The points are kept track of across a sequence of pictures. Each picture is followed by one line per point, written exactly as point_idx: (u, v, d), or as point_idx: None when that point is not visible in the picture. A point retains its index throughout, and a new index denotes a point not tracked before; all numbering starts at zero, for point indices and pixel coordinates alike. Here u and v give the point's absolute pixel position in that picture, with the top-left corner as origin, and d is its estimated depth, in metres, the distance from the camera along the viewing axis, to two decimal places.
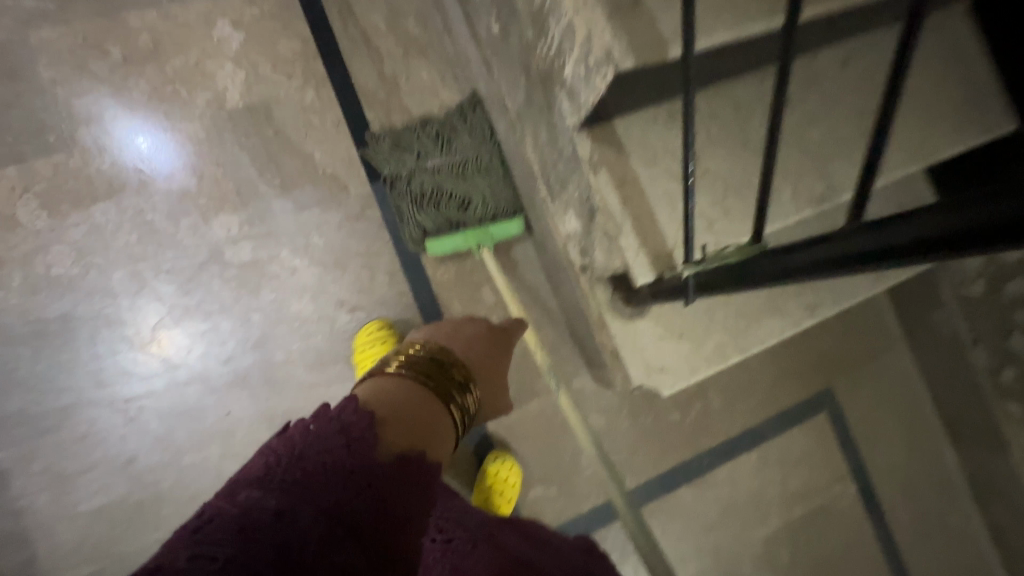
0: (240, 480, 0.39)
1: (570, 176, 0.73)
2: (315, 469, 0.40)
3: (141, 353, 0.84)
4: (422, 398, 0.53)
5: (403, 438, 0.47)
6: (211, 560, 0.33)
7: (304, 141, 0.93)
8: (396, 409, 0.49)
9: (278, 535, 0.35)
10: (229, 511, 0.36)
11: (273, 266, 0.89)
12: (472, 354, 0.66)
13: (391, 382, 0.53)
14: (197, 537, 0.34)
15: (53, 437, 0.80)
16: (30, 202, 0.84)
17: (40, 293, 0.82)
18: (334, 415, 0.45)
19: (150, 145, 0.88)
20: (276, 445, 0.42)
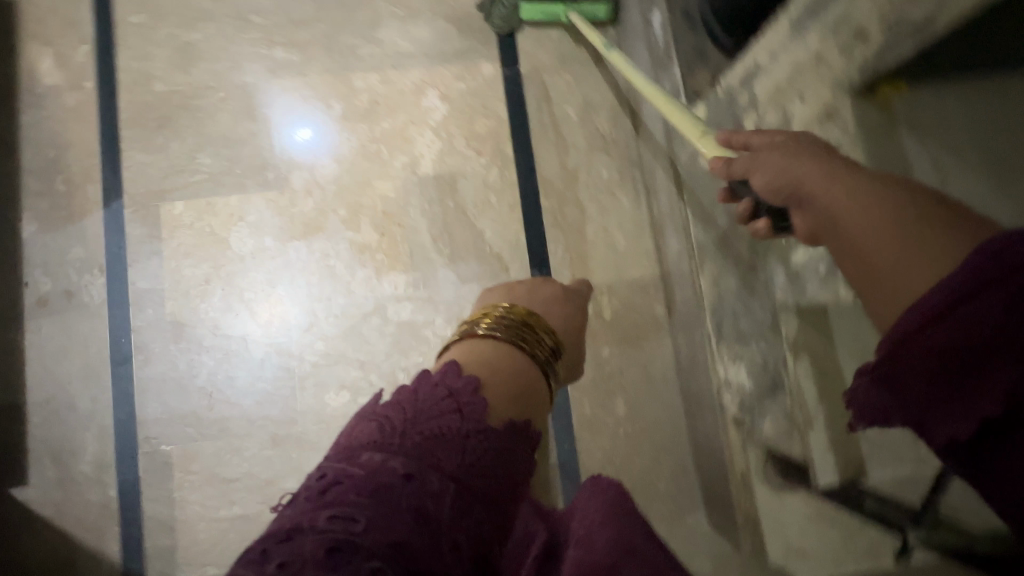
0: (359, 442, 0.41)
1: (757, 337, 0.69)
2: (434, 437, 0.41)
3: (298, 384, 0.91)
4: (527, 372, 0.52)
5: (508, 402, 0.47)
6: (353, 524, 0.34)
7: (479, 216, 0.96)
8: (502, 377, 0.49)
9: (410, 493, 0.37)
10: (357, 472, 0.38)
11: (426, 331, 0.93)
12: (554, 317, 0.65)
13: (485, 347, 0.52)
14: (326, 499, 0.36)
15: (213, 443, 0.89)
16: (242, 229, 0.94)
17: (232, 311, 0.92)
18: (438, 387, 0.46)
19: (310, 133, 0.97)
20: (384, 414, 0.44)
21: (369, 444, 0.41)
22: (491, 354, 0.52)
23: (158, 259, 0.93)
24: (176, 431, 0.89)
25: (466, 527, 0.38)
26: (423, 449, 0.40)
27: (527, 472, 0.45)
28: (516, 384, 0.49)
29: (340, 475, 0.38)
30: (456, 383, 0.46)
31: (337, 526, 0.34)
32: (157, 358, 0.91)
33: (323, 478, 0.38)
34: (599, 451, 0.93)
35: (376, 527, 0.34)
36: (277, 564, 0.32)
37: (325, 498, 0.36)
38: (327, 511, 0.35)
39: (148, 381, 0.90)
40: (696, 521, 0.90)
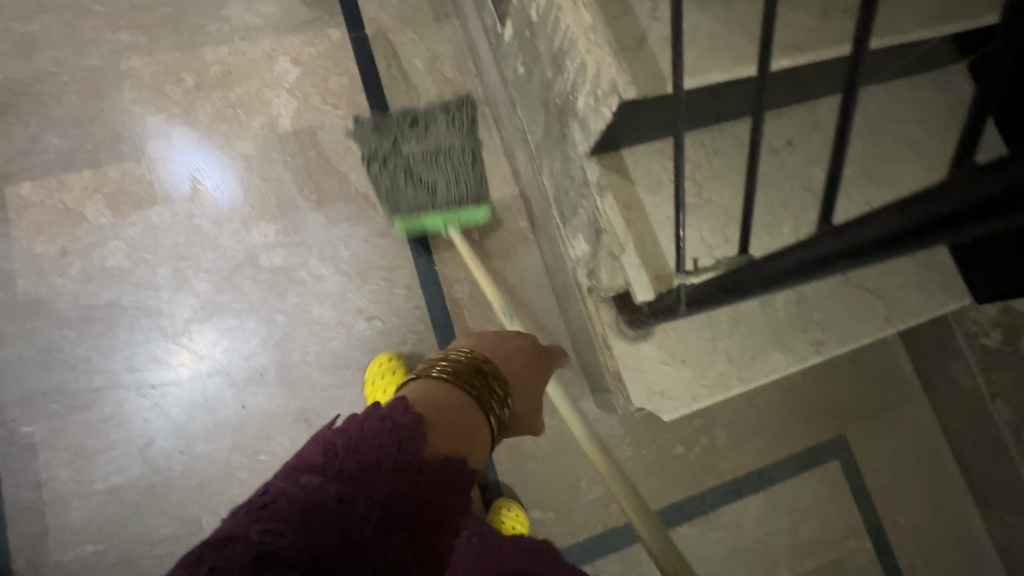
0: (302, 464, 0.44)
1: (580, 200, 0.78)
2: (370, 463, 0.45)
3: (172, 343, 0.90)
4: (465, 403, 0.57)
5: (444, 441, 0.51)
6: (279, 538, 0.37)
7: (342, 162, 1.02)
8: (440, 414, 0.53)
9: (340, 518, 0.40)
10: (294, 493, 0.40)
11: (301, 273, 0.95)
12: (513, 365, 0.67)
13: (435, 388, 0.57)
14: (263, 514, 0.39)
15: (81, 415, 0.85)
16: (98, 201, 0.94)
17: (93, 281, 0.90)
18: (383, 421, 0.48)
19: (199, 165, 0.98)
20: (331, 439, 0.47)
21: (309, 466, 0.43)
22: (440, 394, 0.56)
23: (7, 241, 0.90)
24: (39, 411, 0.85)
25: (391, 552, 0.41)
26: (357, 475, 0.43)
27: (458, 503, 0.48)
28: (456, 425, 0.54)
29: (279, 491, 0.40)
30: (401, 418, 0.50)
31: (269, 536, 0.37)
32: (11, 339, 0.87)
33: (265, 492, 0.41)
34: None
35: (300, 542, 0.37)
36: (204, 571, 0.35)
37: (263, 513, 0.39)
38: (262, 522, 0.38)
39: (2, 365, 0.86)
40: (584, 407, 0.96)
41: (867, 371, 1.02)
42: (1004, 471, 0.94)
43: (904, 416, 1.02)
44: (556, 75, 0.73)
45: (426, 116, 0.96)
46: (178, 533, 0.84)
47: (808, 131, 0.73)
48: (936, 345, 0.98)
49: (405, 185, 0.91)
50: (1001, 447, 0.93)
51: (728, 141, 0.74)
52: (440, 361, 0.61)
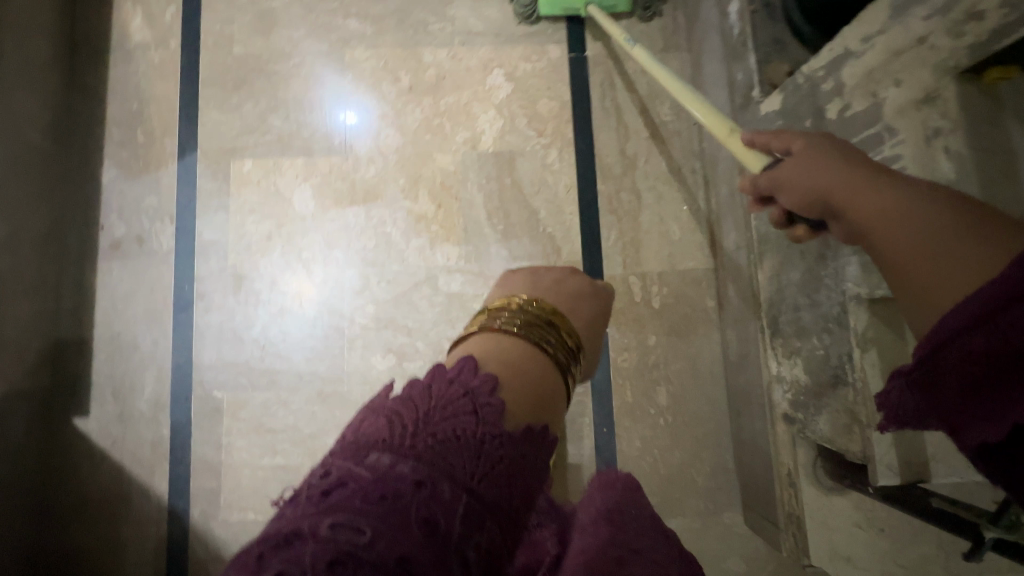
0: (367, 439, 0.37)
1: (818, 331, 0.68)
2: (451, 437, 0.38)
3: (347, 344, 0.93)
4: (541, 361, 0.49)
5: (527, 403, 0.44)
6: (357, 534, 0.30)
7: (535, 196, 0.97)
8: (517, 370, 0.46)
9: (422, 503, 0.33)
10: (363, 475, 0.34)
11: (474, 304, 0.94)
12: (577, 316, 0.62)
13: (500, 342, 0.50)
14: (329, 503, 0.32)
15: (262, 394, 0.92)
16: (305, 190, 0.97)
17: (290, 268, 0.95)
18: (454, 385, 0.42)
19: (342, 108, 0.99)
20: (396, 412, 0.41)
21: (378, 443, 0.37)
22: (511, 347, 0.49)
23: (224, 213, 0.97)
24: (229, 379, 0.92)
25: (481, 543, 0.34)
26: (433, 454, 0.36)
27: (540, 479, 0.41)
28: (534, 382, 0.46)
29: (348, 475, 0.34)
30: (476, 380, 0.43)
31: (342, 534, 0.30)
32: (216, 306, 0.94)
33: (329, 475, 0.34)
34: (637, 439, 0.91)
35: (384, 539, 0.30)
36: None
37: (327, 504, 0.32)
38: (331, 517, 0.31)
39: (205, 328, 0.94)
40: (731, 519, 0.89)
41: None
42: None
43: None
44: None
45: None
46: None
47: None
48: None
49: None
50: None
51: None
52: (501, 312, 0.54)
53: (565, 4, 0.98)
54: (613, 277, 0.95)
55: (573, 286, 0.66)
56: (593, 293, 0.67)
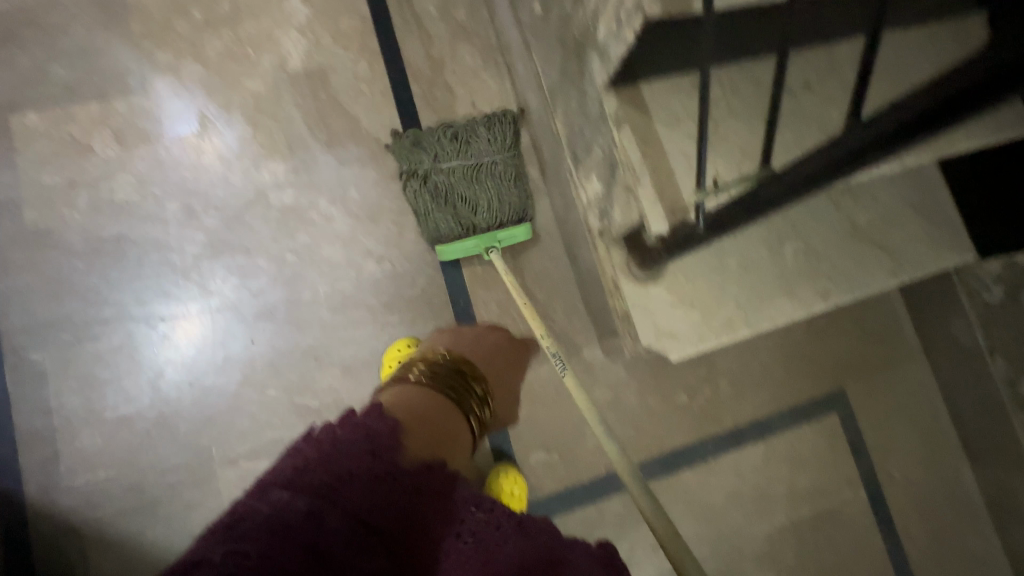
0: (273, 479, 0.49)
1: (596, 138, 0.78)
2: (342, 473, 0.50)
3: (182, 277, 0.90)
4: (443, 414, 0.64)
5: (426, 444, 0.58)
6: (244, 557, 0.41)
7: (352, 105, 1.01)
8: (421, 414, 0.62)
9: (312, 529, 0.45)
10: (263, 509, 0.45)
11: (311, 214, 0.95)
12: (489, 357, 0.85)
13: (414, 391, 0.66)
14: (230, 533, 0.43)
15: (91, 346, 0.85)
16: (105, 134, 0.93)
17: (101, 214, 0.90)
18: (358, 426, 0.55)
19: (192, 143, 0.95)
20: (305, 450, 0.52)
21: (281, 482, 0.48)
22: (420, 396, 0.65)
23: (12, 172, 0.89)
24: (48, 339, 0.85)
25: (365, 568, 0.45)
26: (327, 488, 0.48)
27: (431, 503, 0.53)
28: (434, 425, 0.62)
29: (246, 511, 0.45)
30: (379, 427, 0.56)
31: (234, 558, 0.41)
32: (18, 267, 0.86)
33: (233, 513, 0.45)
34: (493, 303, 0.97)
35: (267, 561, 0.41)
36: None
37: (229, 534, 0.43)
38: (227, 544, 0.42)
39: (10, 292, 0.85)
40: (590, 354, 0.97)
41: (860, 319, 1.03)
42: (1002, 434, 0.96)
43: (893, 375, 1.04)
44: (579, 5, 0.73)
45: (466, 130, 0.93)
46: (187, 462, 0.84)
47: (836, 73, 0.74)
48: (937, 296, 1.00)
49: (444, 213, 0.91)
50: (996, 400, 0.95)
51: (745, 81, 0.74)
52: (416, 365, 0.72)
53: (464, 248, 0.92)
54: None
55: (490, 339, 0.87)
56: (509, 346, 0.91)
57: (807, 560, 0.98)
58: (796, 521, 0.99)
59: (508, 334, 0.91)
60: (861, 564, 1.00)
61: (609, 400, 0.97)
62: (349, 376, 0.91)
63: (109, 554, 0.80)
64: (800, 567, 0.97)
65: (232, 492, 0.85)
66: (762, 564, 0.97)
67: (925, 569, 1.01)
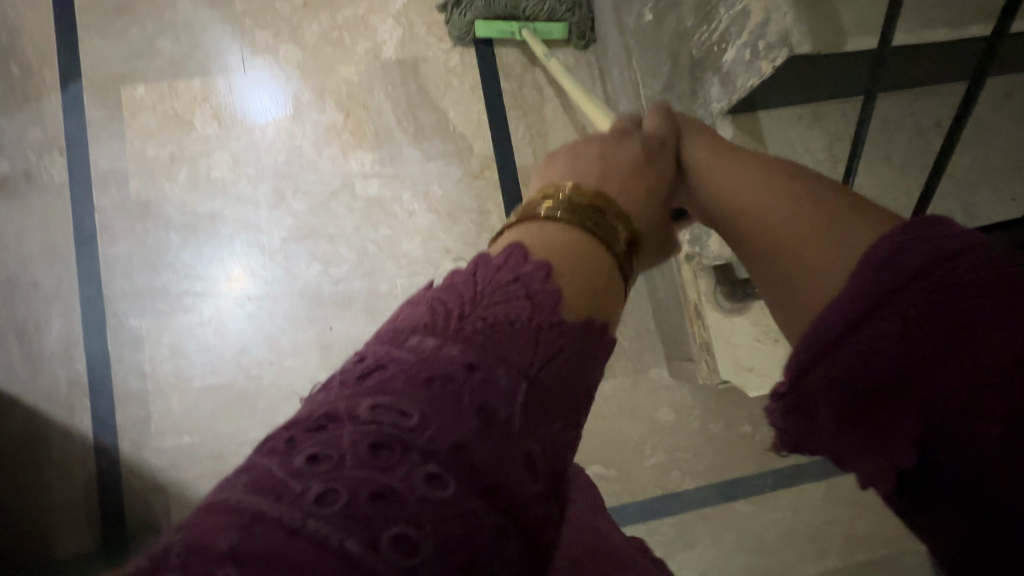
0: (405, 323, 0.32)
1: None
2: (502, 323, 0.32)
3: (270, 258, 0.92)
4: (601, 264, 0.39)
5: (581, 286, 0.36)
6: (404, 418, 0.26)
7: (442, 99, 1.00)
8: (573, 256, 0.38)
9: (483, 391, 0.28)
10: (405, 357, 0.29)
11: (394, 205, 0.96)
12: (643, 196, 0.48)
13: (557, 234, 0.39)
14: (368, 384, 0.28)
15: (183, 317, 0.90)
16: (205, 111, 0.95)
17: (198, 189, 0.93)
18: (505, 267, 0.34)
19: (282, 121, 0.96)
20: (439, 297, 0.34)
21: (422, 325, 0.32)
22: (558, 238, 0.38)
23: (120, 141, 0.93)
24: (145, 305, 0.90)
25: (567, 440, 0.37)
26: (490, 336, 0.31)
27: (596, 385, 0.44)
28: (589, 268, 0.37)
29: (385, 356, 0.30)
30: (531, 268, 0.34)
31: (387, 426, 0.25)
32: (122, 234, 0.91)
33: (367, 359, 0.30)
34: None
35: (444, 442, 0.25)
36: (306, 459, 0.24)
37: (365, 386, 0.28)
38: (373, 397, 0.27)
39: (114, 257, 0.90)
40: (656, 373, 0.96)
41: None
42: None
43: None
44: (703, 23, 0.70)
45: None
46: (264, 436, 0.89)
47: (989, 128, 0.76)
48: None
49: None
50: None
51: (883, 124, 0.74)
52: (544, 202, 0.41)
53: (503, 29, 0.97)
54: (525, 167, 0.99)
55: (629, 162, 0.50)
56: (654, 161, 0.51)
57: None
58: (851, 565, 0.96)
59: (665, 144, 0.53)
60: None
61: (671, 422, 0.96)
62: None
63: (189, 513, 0.86)
64: None
65: None
66: None
67: None
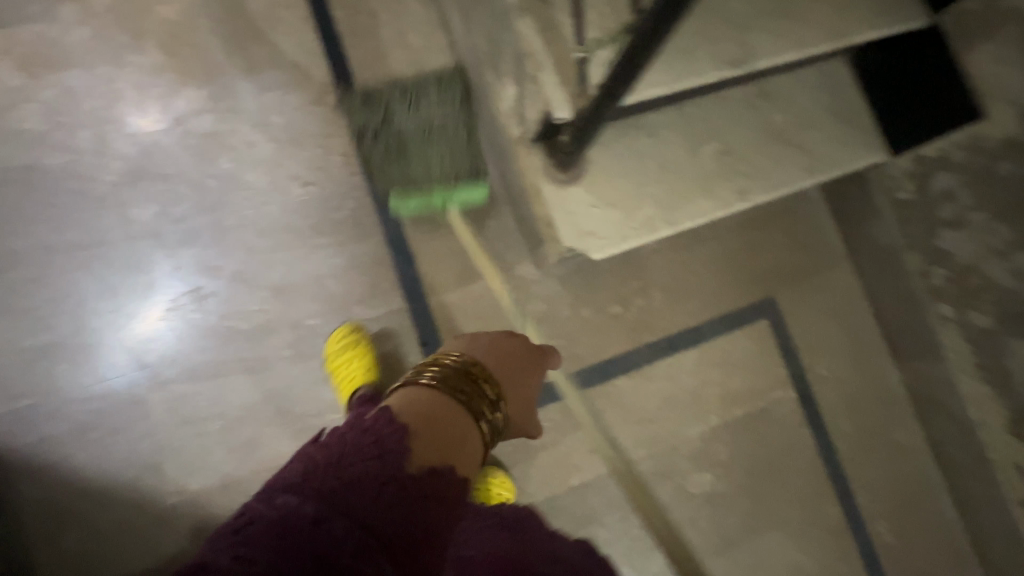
0: (282, 484, 0.47)
1: (505, 38, 0.79)
2: (349, 484, 0.47)
3: (99, 206, 0.88)
4: (436, 417, 0.56)
5: (434, 450, 0.53)
6: (252, 563, 0.40)
7: (272, 30, 0.98)
8: (429, 419, 0.55)
9: (313, 538, 0.42)
10: (271, 513, 0.44)
11: (232, 139, 0.94)
12: (503, 362, 0.70)
13: (421, 395, 0.58)
14: (236, 539, 0.42)
15: (6, 276, 0.84)
16: (8, 63, 0.90)
17: (10, 143, 0.87)
18: (365, 432, 0.51)
19: (96, 68, 0.92)
20: (315, 457, 0.50)
21: (286, 486, 0.46)
22: (430, 401, 0.58)
23: None
24: None
25: None
26: (333, 492, 0.46)
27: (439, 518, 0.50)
28: (442, 430, 0.55)
29: (254, 513, 0.44)
30: (384, 428, 0.52)
31: (239, 565, 0.40)
32: None
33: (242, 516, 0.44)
34: (424, 223, 0.96)
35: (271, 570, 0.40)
36: None
37: (238, 537, 0.42)
38: (234, 550, 0.41)
39: None
40: (524, 270, 0.98)
41: (787, 226, 1.07)
42: (919, 324, 1.02)
43: (823, 286, 1.08)
44: None
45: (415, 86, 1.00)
46: (113, 388, 0.83)
47: None
48: (858, 207, 1.05)
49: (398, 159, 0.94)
50: (913, 295, 1.02)
51: None
52: (427, 367, 0.62)
53: (418, 203, 0.92)
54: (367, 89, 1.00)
55: (509, 346, 0.73)
56: (524, 354, 0.73)
57: (741, 460, 1.00)
58: (730, 421, 1.01)
59: (540, 347, 0.76)
60: (797, 461, 1.03)
61: (544, 314, 0.98)
62: (279, 298, 0.90)
63: (35, 479, 0.79)
64: (735, 466, 1.00)
65: (160, 414, 0.84)
66: (698, 464, 0.99)
67: (855, 464, 1.05)
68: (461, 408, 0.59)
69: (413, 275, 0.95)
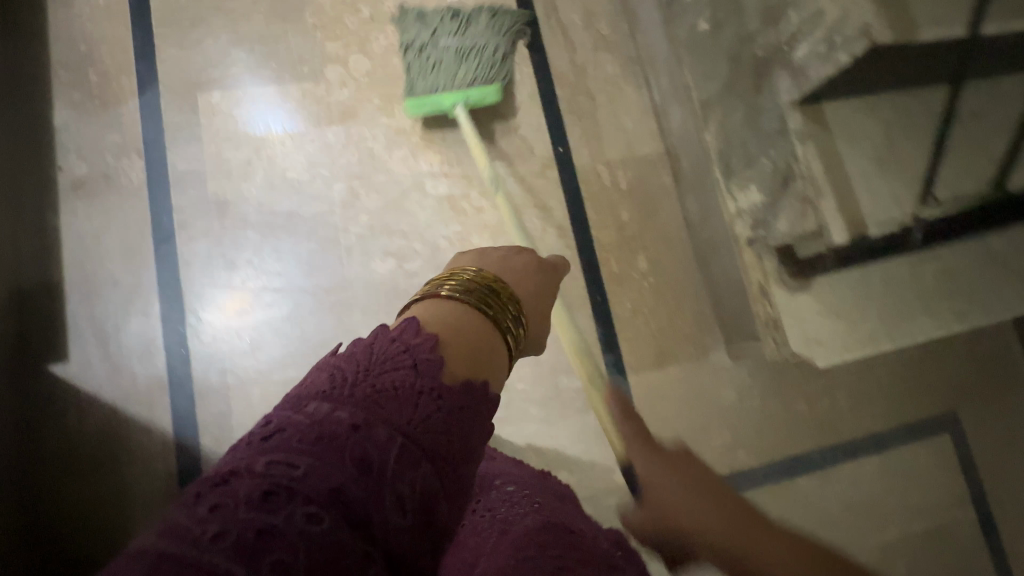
0: (306, 394, 0.37)
1: (764, 150, 0.83)
2: (384, 392, 0.37)
3: (346, 255, 0.95)
4: (726, 502, 0.60)
5: (466, 362, 0.42)
6: (292, 470, 0.31)
7: (502, 104, 1.06)
8: (460, 335, 0.44)
9: (359, 444, 0.33)
10: (300, 420, 0.34)
11: (463, 203, 1.00)
12: (527, 283, 0.60)
13: (445, 309, 0.46)
14: (266, 446, 0.32)
15: (264, 313, 0.91)
16: (280, 116, 0.98)
17: (275, 189, 0.95)
18: (396, 342, 0.41)
19: (352, 126, 1.00)
20: (338, 364, 0.40)
21: (315, 394, 0.37)
22: (456, 317, 0.46)
23: (198, 144, 0.95)
24: (224, 302, 0.90)
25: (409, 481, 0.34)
26: (372, 398, 0.36)
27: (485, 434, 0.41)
28: (474, 342, 0.45)
29: (283, 422, 0.34)
30: (415, 339, 0.41)
31: (277, 470, 0.31)
32: (200, 232, 0.92)
33: (267, 424, 0.34)
34: (627, 302, 1.01)
35: (314, 477, 0.31)
36: (210, 505, 0.28)
37: (267, 445, 0.32)
38: (267, 456, 0.32)
39: (190, 255, 0.91)
40: (717, 357, 1.01)
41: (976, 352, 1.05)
42: None
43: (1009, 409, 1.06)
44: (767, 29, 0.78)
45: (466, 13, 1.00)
46: None
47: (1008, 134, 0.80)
48: None
49: (430, 71, 0.96)
50: None
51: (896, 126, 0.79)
52: (447, 280, 0.51)
53: (433, 103, 0.96)
54: (583, 167, 1.06)
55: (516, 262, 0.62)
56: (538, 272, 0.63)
57: None
58: (907, 535, 1.00)
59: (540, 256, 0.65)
60: None
61: (732, 403, 1.00)
62: None
63: None
64: None
65: None
66: None
67: None
68: (759, 515, 0.58)
69: (614, 349, 1.00)
